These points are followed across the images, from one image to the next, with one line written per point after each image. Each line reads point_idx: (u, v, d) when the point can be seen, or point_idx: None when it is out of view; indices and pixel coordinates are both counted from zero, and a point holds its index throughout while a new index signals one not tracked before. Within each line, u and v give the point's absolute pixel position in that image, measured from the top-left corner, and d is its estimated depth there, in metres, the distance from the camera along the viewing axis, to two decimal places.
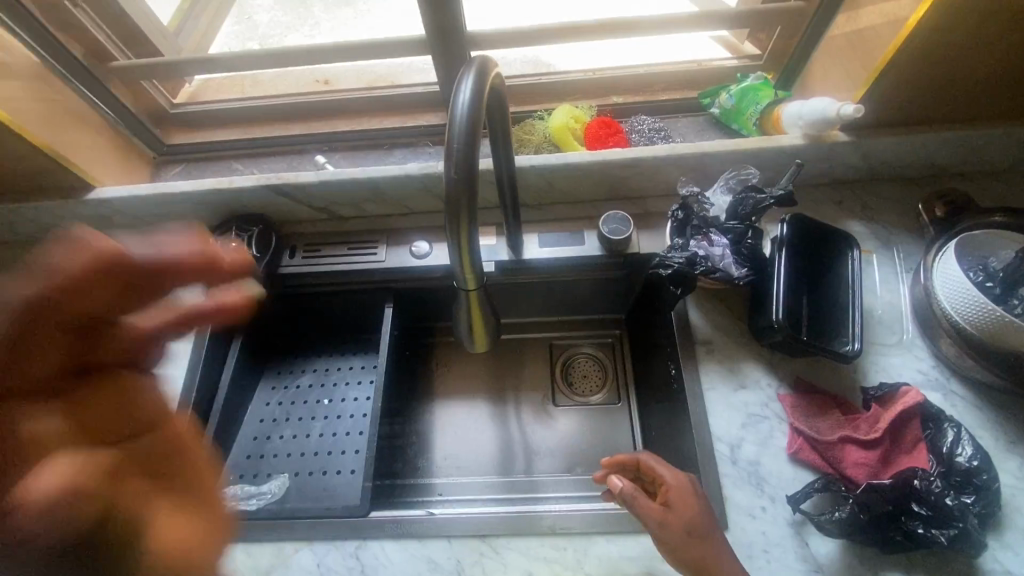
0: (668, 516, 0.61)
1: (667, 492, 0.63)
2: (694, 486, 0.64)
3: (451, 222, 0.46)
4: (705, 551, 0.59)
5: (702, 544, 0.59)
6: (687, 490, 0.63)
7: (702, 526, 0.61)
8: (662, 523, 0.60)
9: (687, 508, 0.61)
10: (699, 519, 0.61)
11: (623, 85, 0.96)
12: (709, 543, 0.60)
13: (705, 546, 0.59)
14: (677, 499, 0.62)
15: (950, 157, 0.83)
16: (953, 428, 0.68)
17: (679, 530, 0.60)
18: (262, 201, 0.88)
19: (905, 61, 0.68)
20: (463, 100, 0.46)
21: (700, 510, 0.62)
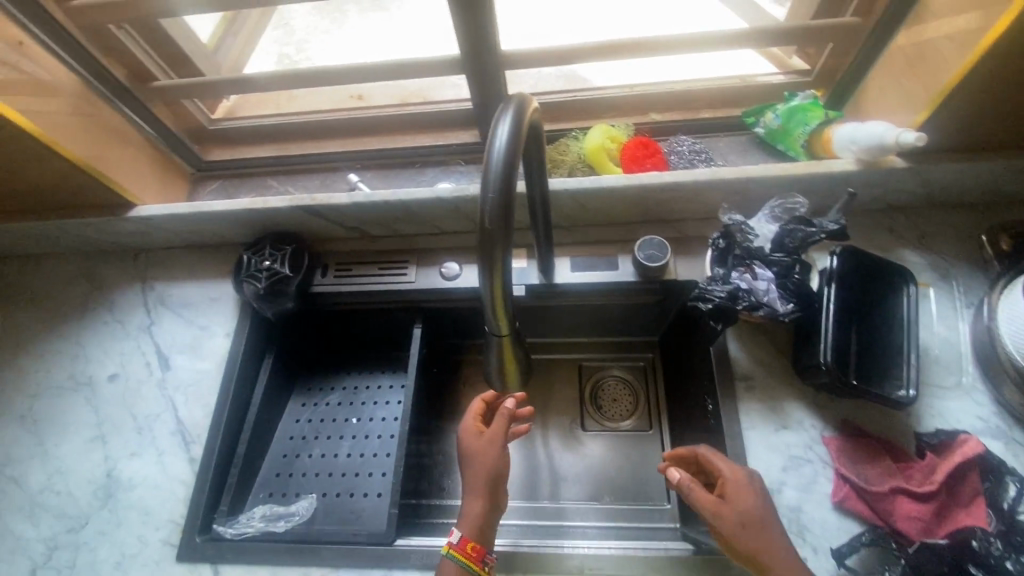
0: (720, 506, 0.57)
1: (723, 485, 0.60)
2: (755, 480, 0.60)
3: (485, 264, 0.43)
4: (763, 541, 0.55)
5: (760, 533, 0.55)
6: (745, 482, 0.59)
7: (761, 518, 0.56)
8: (716, 514, 0.57)
9: (743, 500, 0.57)
10: (757, 510, 0.57)
11: (662, 103, 0.93)
12: (769, 535, 0.55)
13: (765, 538, 0.55)
14: (733, 491, 0.59)
15: (1020, 185, 0.77)
16: (1017, 483, 0.63)
17: (731, 519, 0.56)
18: (294, 221, 0.88)
19: (975, 86, 0.62)
20: (500, 141, 0.44)
21: (760, 504, 0.57)
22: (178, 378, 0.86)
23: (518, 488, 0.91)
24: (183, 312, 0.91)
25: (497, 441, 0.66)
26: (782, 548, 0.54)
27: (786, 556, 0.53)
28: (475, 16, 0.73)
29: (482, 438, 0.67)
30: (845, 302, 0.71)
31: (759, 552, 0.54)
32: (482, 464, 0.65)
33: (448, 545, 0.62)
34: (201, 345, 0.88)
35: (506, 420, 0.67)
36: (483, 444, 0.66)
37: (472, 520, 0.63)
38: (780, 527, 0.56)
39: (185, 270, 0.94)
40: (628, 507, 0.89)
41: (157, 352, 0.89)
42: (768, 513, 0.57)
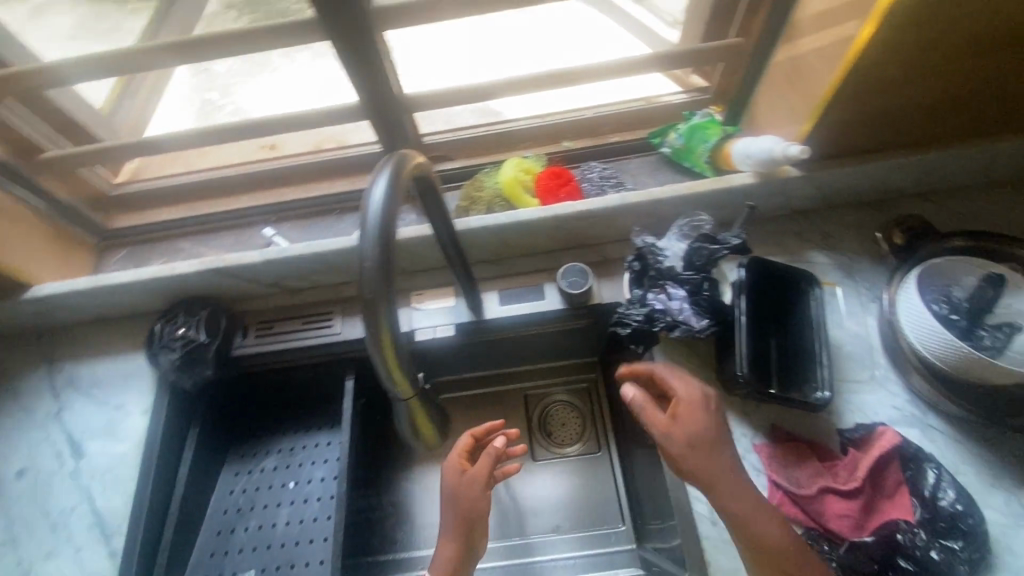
0: (668, 426, 0.59)
1: (677, 406, 0.61)
2: (710, 402, 0.61)
3: (370, 327, 0.42)
4: (709, 457, 0.57)
5: (708, 453, 0.57)
6: (697, 403, 0.61)
7: (713, 436, 0.59)
8: (666, 434, 0.59)
9: (694, 422, 0.59)
10: (709, 428, 0.59)
11: (573, 130, 0.95)
12: (716, 455, 0.57)
13: (713, 456, 0.57)
14: (684, 410, 0.60)
15: (904, 181, 0.82)
16: (934, 469, 0.65)
17: (681, 435, 0.58)
18: (208, 283, 0.85)
19: (845, 97, 0.66)
20: (376, 202, 0.43)
21: (711, 424, 0.59)
22: (94, 465, 0.80)
23: (491, 527, 0.90)
24: (96, 392, 0.85)
25: (481, 481, 0.63)
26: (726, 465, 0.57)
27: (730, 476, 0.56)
28: (369, 66, 0.73)
29: (463, 477, 0.64)
30: (759, 312, 0.74)
31: (702, 471, 0.57)
32: (460, 504, 0.63)
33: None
34: (118, 426, 0.83)
35: (493, 458, 0.64)
36: (465, 483, 0.64)
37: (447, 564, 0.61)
38: (731, 445, 0.59)
39: (96, 346, 0.89)
40: (584, 534, 0.88)
41: (69, 439, 0.83)
42: (722, 435, 0.59)
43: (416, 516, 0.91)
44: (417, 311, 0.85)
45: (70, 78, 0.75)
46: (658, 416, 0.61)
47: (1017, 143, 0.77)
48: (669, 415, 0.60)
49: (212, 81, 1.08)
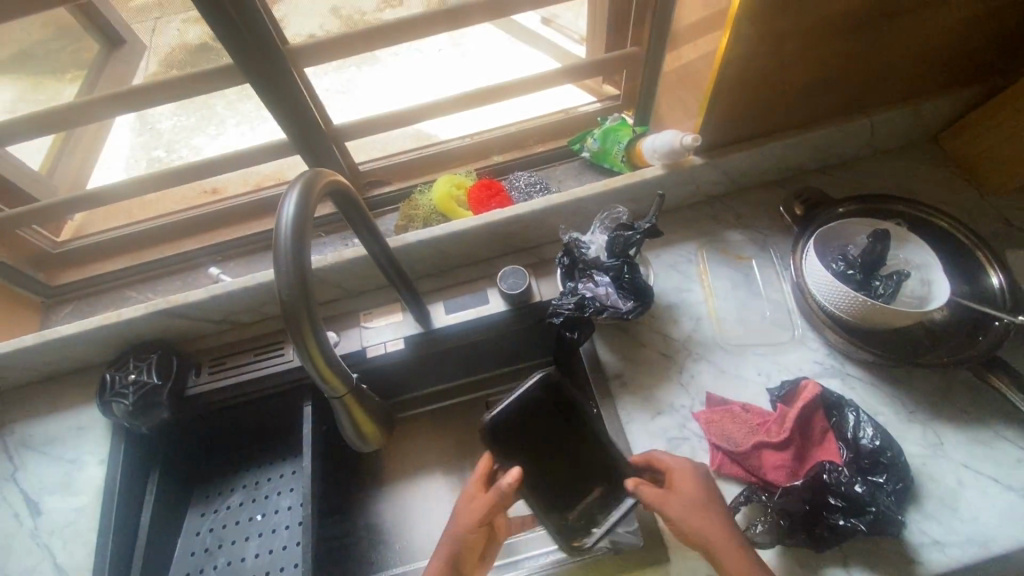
0: (666, 501, 0.62)
1: (671, 477, 0.65)
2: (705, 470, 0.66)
3: (293, 333, 0.44)
4: (701, 528, 0.60)
5: (704, 516, 0.61)
6: (685, 466, 0.65)
7: (701, 503, 0.62)
8: (665, 504, 0.62)
9: (684, 487, 0.63)
10: (687, 499, 0.62)
11: (500, 145, 1.01)
12: (701, 518, 0.61)
13: (708, 521, 0.60)
14: (679, 481, 0.64)
15: (800, 158, 0.90)
16: (853, 412, 0.71)
17: (672, 518, 0.61)
18: (157, 326, 0.86)
19: (727, 87, 0.74)
20: (288, 214, 0.46)
21: (701, 488, 0.63)
22: (52, 523, 0.79)
23: None
24: (51, 449, 0.85)
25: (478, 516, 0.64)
26: (717, 535, 0.59)
27: (724, 540, 0.59)
28: (291, 103, 0.78)
29: (466, 506, 0.65)
30: (545, 441, 0.70)
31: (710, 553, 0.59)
32: (455, 529, 0.64)
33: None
34: (75, 480, 0.82)
35: (504, 495, 0.64)
36: (465, 513, 0.65)
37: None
38: (717, 509, 0.62)
39: (47, 404, 0.89)
40: None
41: (24, 499, 0.81)
42: (704, 495, 0.63)
43: (388, 535, 0.91)
44: (366, 329, 0.88)
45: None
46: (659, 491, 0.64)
47: (888, 115, 0.87)
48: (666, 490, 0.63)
49: (158, 139, 1.10)
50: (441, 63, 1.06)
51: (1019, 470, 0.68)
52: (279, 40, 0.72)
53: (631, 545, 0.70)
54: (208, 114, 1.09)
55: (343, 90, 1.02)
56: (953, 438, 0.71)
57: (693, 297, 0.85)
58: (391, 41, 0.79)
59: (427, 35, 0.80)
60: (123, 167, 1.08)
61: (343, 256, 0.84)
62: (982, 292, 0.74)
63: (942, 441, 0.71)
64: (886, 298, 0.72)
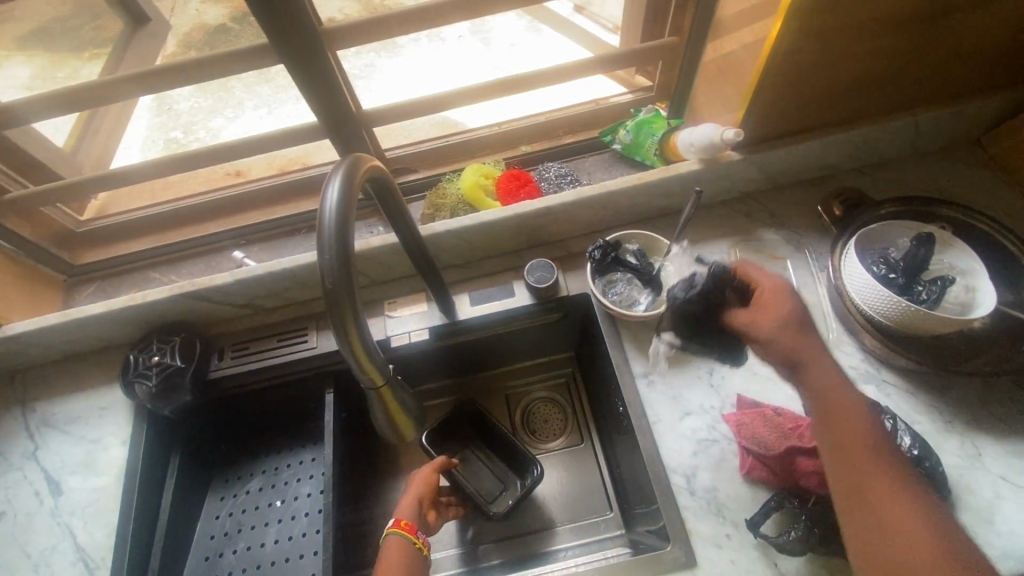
0: (753, 310, 0.63)
1: (760, 295, 0.63)
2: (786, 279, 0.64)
3: (336, 323, 0.43)
4: (790, 349, 0.58)
5: (797, 339, 0.59)
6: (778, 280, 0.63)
7: (788, 323, 0.60)
8: (752, 320, 0.62)
9: (776, 304, 0.61)
10: (785, 320, 0.60)
11: (528, 136, 1.00)
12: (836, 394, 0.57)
13: (801, 346, 0.59)
14: (768, 294, 0.63)
15: (838, 158, 0.88)
16: (891, 420, 0.69)
17: (762, 339, 0.60)
18: (181, 309, 0.86)
19: (772, 81, 0.71)
20: (331, 199, 0.45)
21: (797, 310, 0.61)
22: (74, 503, 0.79)
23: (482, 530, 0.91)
24: (73, 429, 0.85)
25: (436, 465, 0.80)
26: (811, 368, 0.58)
27: (815, 370, 0.58)
28: (323, 86, 0.76)
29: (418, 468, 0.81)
30: (474, 456, 0.95)
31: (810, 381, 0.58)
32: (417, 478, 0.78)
33: (401, 527, 0.68)
34: (97, 460, 0.82)
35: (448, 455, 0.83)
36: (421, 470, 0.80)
37: (406, 563, 0.65)
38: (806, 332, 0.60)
39: (72, 383, 0.88)
40: (574, 525, 0.90)
41: (47, 478, 0.81)
42: (794, 315, 0.60)
43: None
44: (390, 318, 0.87)
45: (29, 116, 0.76)
46: (754, 309, 0.63)
47: (933, 115, 0.84)
48: (755, 307, 0.63)
49: (176, 119, 1.10)
50: (463, 49, 1.05)
51: None
52: (314, 21, 0.70)
53: (659, 547, 0.69)
54: (228, 97, 1.09)
55: (367, 74, 1.02)
56: (992, 449, 0.70)
57: None
58: (425, 24, 0.77)
59: (462, 18, 0.78)
60: (141, 148, 1.06)
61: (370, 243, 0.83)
62: None
63: (981, 452, 0.70)
64: (930, 304, 0.70)
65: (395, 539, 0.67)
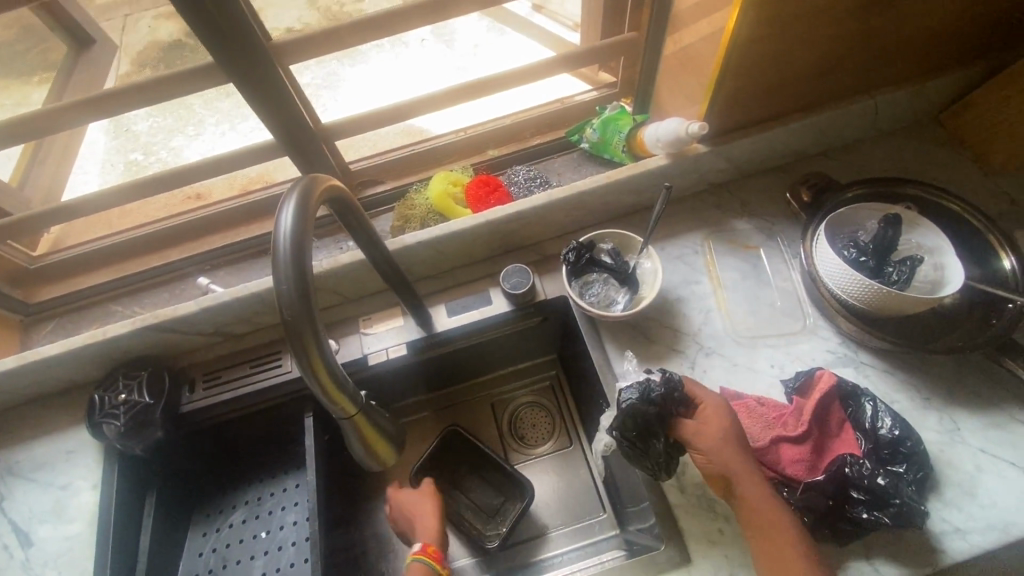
0: (696, 421, 0.67)
1: (703, 408, 0.68)
2: (723, 401, 0.69)
3: (299, 354, 0.41)
4: (726, 458, 0.63)
5: (731, 449, 0.64)
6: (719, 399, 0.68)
7: (726, 436, 0.65)
8: (695, 429, 0.66)
9: (715, 420, 0.66)
10: (724, 430, 0.65)
11: (495, 140, 0.98)
12: (768, 506, 0.60)
13: (734, 455, 0.63)
14: (710, 408, 0.67)
15: (803, 143, 0.88)
16: (871, 402, 0.70)
17: (701, 449, 0.64)
18: (146, 342, 0.82)
19: (734, 72, 0.71)
20: (285, 223, 0.43)
21: (733, 427, 0.66)
22: (46, 553, 0.76)
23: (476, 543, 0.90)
24: (39, 476, 0.81)
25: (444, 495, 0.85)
26: (744, 479, 0.62)
27: (748, 482, 0.62)
28: (277, 103, 0.73)
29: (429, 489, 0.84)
30: (467, 478, 0.94)
31: (746, 490, 0.61)
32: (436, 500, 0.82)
33: (421, 551, 0.71)
34: (67, 506, 0.78)
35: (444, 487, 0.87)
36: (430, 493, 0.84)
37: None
38: (742, 449, 0.64)
39: (36, 427, 0.84)
40: (568, 528, 0.90)
41: (14, 530, 0.78)
42: (730, 430, 0.65)
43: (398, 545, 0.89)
44: (366, 336, 0.84)
45: None
46: (697, 421, 0.67)
47: (892, 95, 0.85)
48: (699, 416, 0.67)
49: (134, 139, 1.08)
50: (426, 55, 1.04)
51: None
52: (262, 36, 0.68)
53: (652, 548, 0.69)
54: (187, 114, 1.07)
55: (330, 84, 0.99)
56: (969, 423, 0.71)
57: (701, 290, 0.84)
58: (378, 34, 0.75)
59: (416, 25, 0.76)
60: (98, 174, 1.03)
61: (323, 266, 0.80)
62: (994, 274, 0.74)
63: (959, 426, 0.71)
64: (901, 285, 0.70)
65: (416, 564, 0.70)
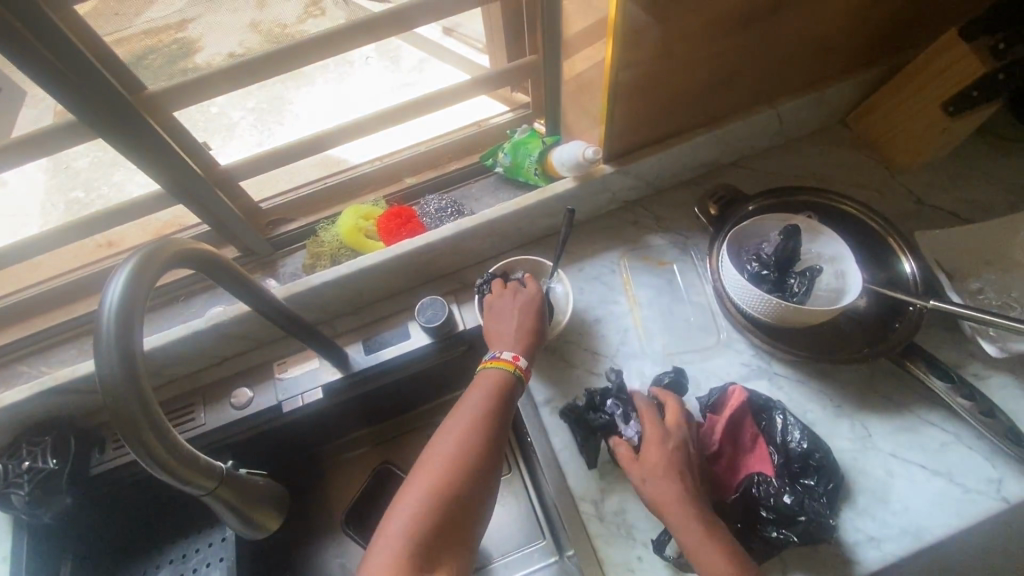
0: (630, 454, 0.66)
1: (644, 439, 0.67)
2: (653, 436, 0.66)
3: (130, 437, 0.40)
4: (655, 494, 0.62)
5: (655, 488, 0.62)
6: (654, 434, 0.66)
7: (652, 475, 0.63)
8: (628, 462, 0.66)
9: (648, 456, 0.64)
10: (653, 469, 0.64)
11: (410, 168, 0.98)
12: (699, 543, 0.58)
13: (657, 493, 0.62)
14: (649, 438, 0.66)
15: (712, 155, 0.89)
16: (781, 416, 0.70)
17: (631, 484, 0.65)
18: (47, 405, 0.79)
19: (624, 95, 0.71)
20: (111, 299, 0.41)
21: (668, 464, 0.63)
22: None
23: None
24: None
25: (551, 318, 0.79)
26: (671, 513, 0.60)
27: (678, 518, 0.60)
28: (161, 152, 0.71)
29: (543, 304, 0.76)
30: None
31: (672, 525, 0.60)
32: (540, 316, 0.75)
33: (512, 364, 0.68)
34: None
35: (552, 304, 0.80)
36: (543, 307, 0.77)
37: (499, 389, 0.66)
38: (678, 481, 0.62)
39: None
40: (505, 559, 0.88)
41: None
42: (659, 468, 0.63)
43: None
44: (282, 381, 0.82)
45: None
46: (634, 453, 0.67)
47: (793, 104, 0.86)
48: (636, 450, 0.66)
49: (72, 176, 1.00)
50: None
51: (946, 455, 0.69)
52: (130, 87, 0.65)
53: None
54: None
55: (275, 109, 0.87)
56: (881, 428, 0.71)
57: (617, 309, 0.83)
58: (262, 75, 0.73)
59: (302, 65, 0.74)
60: None
61: (153, 344, 0.77)
62: (896, 278, 0.75)
63: (871, 433, 0.71)
64: (801, 297, 0.70)
65: (494, 373, 0.67)
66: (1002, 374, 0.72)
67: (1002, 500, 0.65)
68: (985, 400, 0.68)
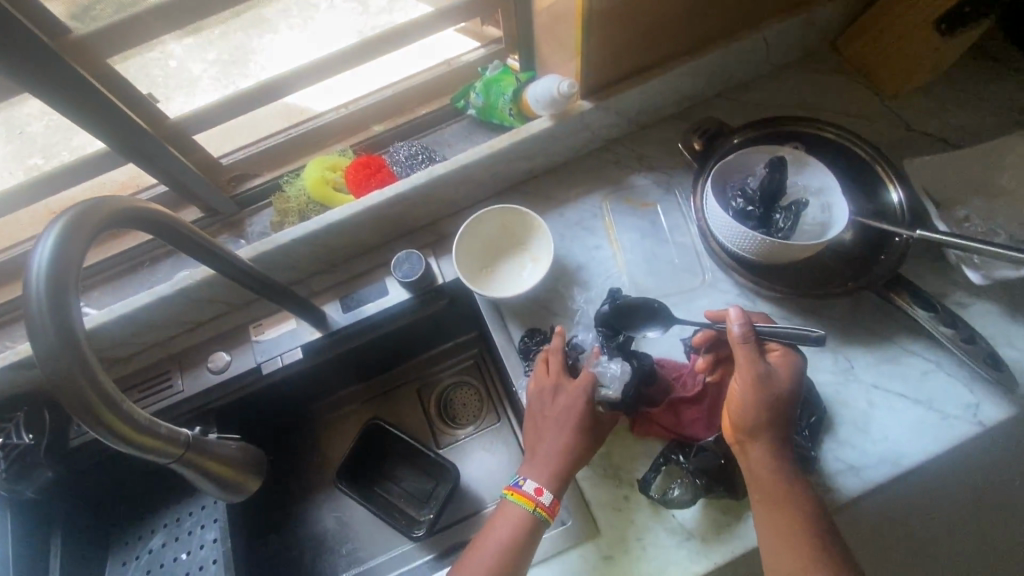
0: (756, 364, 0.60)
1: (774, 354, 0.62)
2: (803, 361, 0.62)
3: (85, 415, 0.38)
4: (769, 412, 0.59)
5: (772, 410, 0.59)
6: (794, 359, 0.61)
7: (778, 393, 0.59)
8: (755, 372, 0.60)
9: (786, 375, 0.60)
10: (782, 387, 0.60)
11: (377, 114, 0.92)
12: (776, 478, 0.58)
13: (770, 414, 0.59)
14: (785, 361, 0.61)
15: (695, 88, 0.84)
16: None
17: (746, 388, 0.60)
18: (16, 381, 0.76)
19: (600, 26, 0.65)
20: (39, 264, 0.38)
21: (796, 388, 0.60)
22: None
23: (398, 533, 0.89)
24: None
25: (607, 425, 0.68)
26: (774, 433, 0.59)
27: (778, 442, 0.59)
28: (100, 108, 0.65)
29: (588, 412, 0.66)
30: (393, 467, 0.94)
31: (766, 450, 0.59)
32: (581, 428, 0.65)
33: (532, 501, 0.62)
34: None
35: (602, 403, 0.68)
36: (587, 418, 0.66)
37: (516, 532, 0.61)
38: (793, 404, 0.60)
39: None
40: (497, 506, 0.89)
41: None
42: (789, 391, 0.60)
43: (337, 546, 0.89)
44: (259, 343, 0.80)
45: None
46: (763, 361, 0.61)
47: (780, 26, 0.80)
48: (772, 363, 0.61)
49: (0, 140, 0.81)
50: None
51: (926, 384, 0.69)
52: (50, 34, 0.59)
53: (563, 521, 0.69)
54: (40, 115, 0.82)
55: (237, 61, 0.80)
56: (862, 359, 0.71)
57: (600, 254, 0.81)
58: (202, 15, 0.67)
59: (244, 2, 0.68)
60: None
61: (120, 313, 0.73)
62: (882, 208, 0.73)
63: (853, 365, 0.71)
64: (786, 233, 0.68)
65: (514, 507, 0.63)
66: (985, 301, 0.71)
67: (977, 424, 0.66)
68: (967, 328, 0.67)
